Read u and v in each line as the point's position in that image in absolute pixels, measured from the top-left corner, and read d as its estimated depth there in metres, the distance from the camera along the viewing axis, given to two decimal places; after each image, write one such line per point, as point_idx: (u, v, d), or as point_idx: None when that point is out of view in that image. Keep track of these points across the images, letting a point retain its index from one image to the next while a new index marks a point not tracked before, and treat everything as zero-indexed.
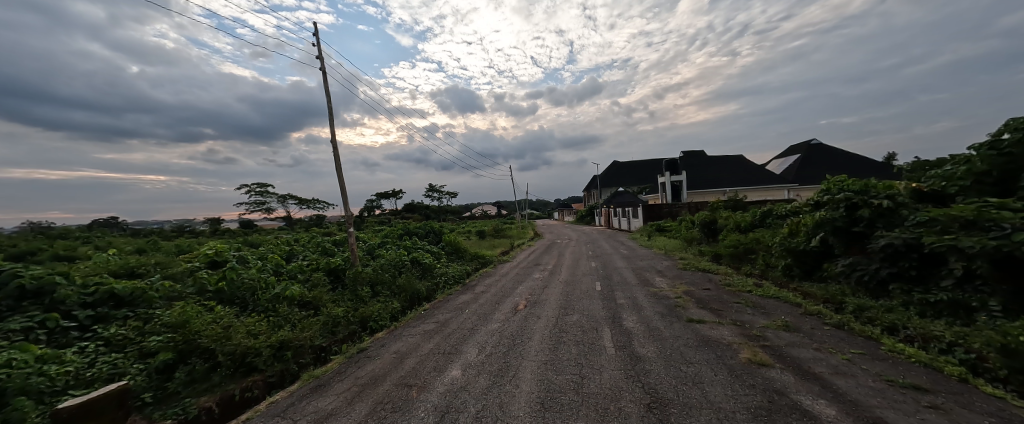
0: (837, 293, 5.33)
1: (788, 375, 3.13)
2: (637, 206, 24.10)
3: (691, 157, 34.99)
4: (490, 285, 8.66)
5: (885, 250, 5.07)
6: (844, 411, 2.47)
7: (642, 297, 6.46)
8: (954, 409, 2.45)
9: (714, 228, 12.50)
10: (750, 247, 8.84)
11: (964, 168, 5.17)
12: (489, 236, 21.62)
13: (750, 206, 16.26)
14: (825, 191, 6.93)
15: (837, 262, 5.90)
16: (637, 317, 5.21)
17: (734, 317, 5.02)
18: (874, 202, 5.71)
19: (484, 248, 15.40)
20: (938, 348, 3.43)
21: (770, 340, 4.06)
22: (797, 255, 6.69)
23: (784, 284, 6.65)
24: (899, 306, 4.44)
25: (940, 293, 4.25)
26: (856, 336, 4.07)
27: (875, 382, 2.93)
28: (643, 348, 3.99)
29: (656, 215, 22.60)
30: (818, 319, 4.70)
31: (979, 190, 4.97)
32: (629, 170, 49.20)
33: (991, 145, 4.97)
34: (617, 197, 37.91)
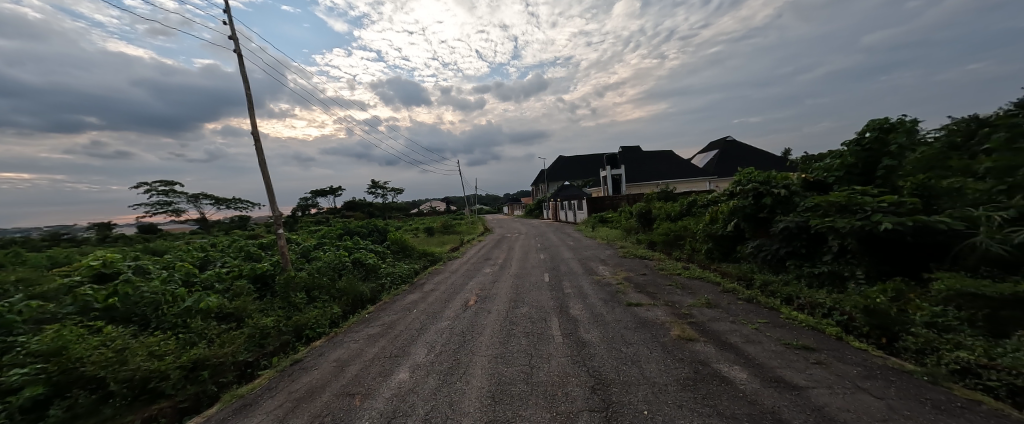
0: (748, 271, 6.11)
1: (710, 347, 3.52)
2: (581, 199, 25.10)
3: (628, 152, 37.29)
4: (439, 282, 8.49)
5: (783, 232, 5.88)
6: (753, 374, 2.84)
7: (587, 286, 6.78)
8: (833, 363, 2.95)
9: (649, 217, 13.53)
10: (679, 234, 9.71)
11: (839, 161, 6.16)
12: (437, 232, 21.14)
13: (680, 197, 17.77)
14: (737, 182, 7.84)
15: (748, 244, 6.73)
16: (582, 304, 5.48)
17: (666, 298, 5.50)
18: (775, 191, 6.58)
19: (432, 245, 15.09)
20: (821, 313, 4.09)
21: (696, 317, 4.51)
22: (717, 239, 7.53)
23: (706, 266, 7.44)
24: (793, 280, 5.21)
25: (823, 266, 5.06)
26: (762, 307, 4.70)
27: (776, 346, 3.42)
28: (588, 334, 4.19)
29: (598, 206, 23.84)
30: (733, 295, 5.34)
31: (850, 179, 5.96)
32: (572, 164, 51.08)
33: (857, 142, 6.00)
34: (563, 191, 39.20)
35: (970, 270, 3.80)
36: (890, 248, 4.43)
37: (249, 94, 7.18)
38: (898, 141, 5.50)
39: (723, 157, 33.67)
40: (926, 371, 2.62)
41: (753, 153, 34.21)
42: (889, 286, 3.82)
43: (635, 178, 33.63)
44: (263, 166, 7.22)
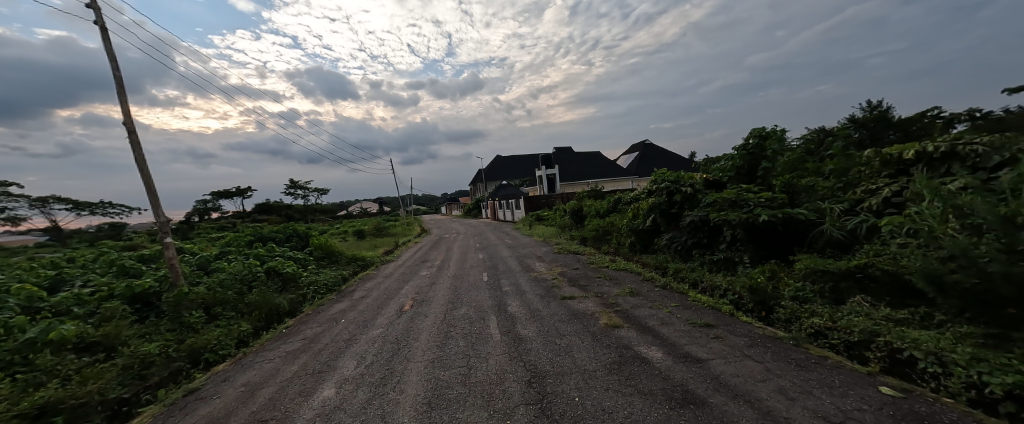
0: (664, 260, 6.81)
1: (633, 331, 3.85)
2: (517, 198, 25.58)
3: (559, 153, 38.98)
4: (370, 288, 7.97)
5: (689, 225, 6.67)
6: (668, 352, 3.18)
7: (523, 283, 6.94)
8: (729, 336, 3.43)
9: (581, 215, 14.31)
10: (607, 229, 10.43)
11: (731, 163, 7.19)
12: (368, 234, 19.85)
13: (608, 194, 19.07)
14: (653, 181, 8.68)
15: (663, 237, 7.50)
16: (519, 301, 5.59)
17: (595, 290, 5.87)
18: (683, 189, 7.42)
19: (362, 249, 14.15)
20: (719, 293, 4.73)
21: (621, 305, 4.89)
22: (638, 233, 8.26)
23: (629, 257, 8.11)
24: (698, 266, 5.94)
25: (719, 253, 5.86)
26: (674, 292, 5.28)
27: (685, 325, 3.86)
28: (525, 329, 4.29)
29: (534, 205, 24.51)
30: (651, 283, 5.91)
31: (738, 178, 7.02)
32: (506, 163, 51.79)
33: (743, 147, 7.06)
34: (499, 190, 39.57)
35: (820, 252, 4.73)
36: (767, 236, 5.29)
37: (118, 76, 5.93)
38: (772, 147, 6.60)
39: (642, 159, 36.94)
40: (792, 336, 3.19)
41: (667, 155, 38.11)
42: (767, 268, 4.56)
43: (567, 177, 35.22)
44: (142, 163, 6.05)
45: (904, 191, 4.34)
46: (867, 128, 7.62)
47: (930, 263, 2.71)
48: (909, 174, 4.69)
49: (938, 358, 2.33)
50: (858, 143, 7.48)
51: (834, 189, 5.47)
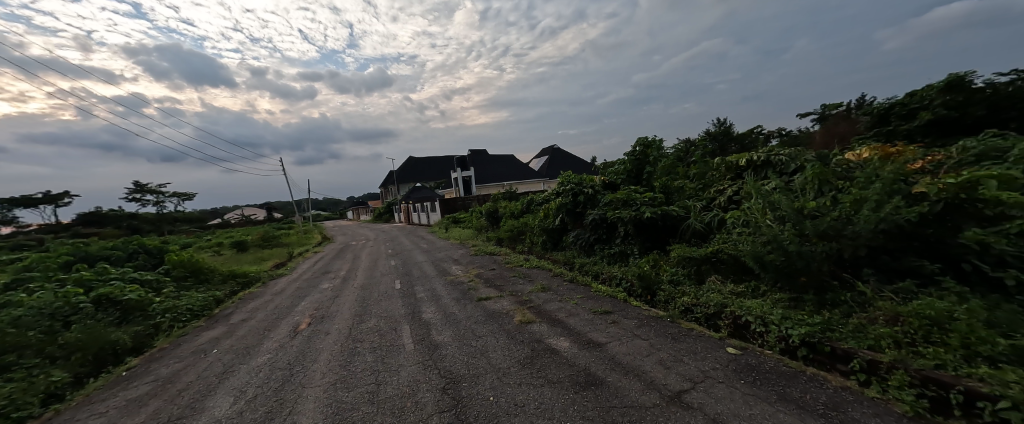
0: (571, 255, 7.33)
1: (545, 325, 4.05)
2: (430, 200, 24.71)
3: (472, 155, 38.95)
4: (254, 308, 6.81)
5: (591, 223, 7.30)
6: (575, 341, 3.43)
7: (437, 287, 6.73)
8: (625, 320, 3.85)
9: (496, 216, 14.50)
10: (520, 229, 10.77)
11: (622, 167, 8.13)
12: (254, 245, 17.03)
13: (521, 196, 19.71)
14: (560, 183, 9.28)
15: (570, 234, 8.07)
16: (433, 307, 5.41)
17: (510, 288, 6.01)
18: (585, 190, 8.11)
19: (245, 263, 12.04)
20: (615, 282, 5.28)
21: (533, 301, 5.11)
22: (548, 232, 8.75)
23: (542, 255, 8.50)
24: (599, 259, 6.56)
25: (615, 246, 6.56)
26: (581, 284, 5.72)
27: (589, 314, 4.22)
28: (440, 335, 4.17)
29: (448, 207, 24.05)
30: (561, 278, 6.31)
31: (627, 180, 8.01)
32: (416, 165, 49.72)
33: (632, 154, 8.06)
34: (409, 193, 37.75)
35: (688, 241, 5.69)
36: (650, 230, 6.12)
37: None
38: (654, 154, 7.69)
39: (550, 162, 39.15)
40: (669, 314, 3.73)
41: (571, 159, 41.11)
42: (651, 258, 5.29)
43: (480, 179, 35.46)
44: None
45: (741, 190, 5.50)
46: (717, 140, 9.46)
47: (757, 247, 3.44)
48: (743, 176, 5.96)
49: (761, 320, 2.97)
50: (713, 152, 9.21)
51: (697, 189, 6.62)
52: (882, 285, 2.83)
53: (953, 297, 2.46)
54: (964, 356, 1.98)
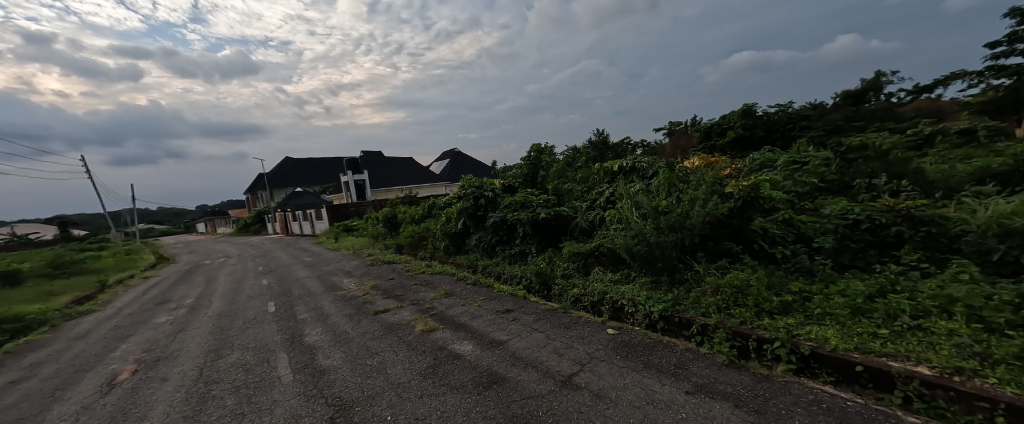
0: (474, 258, 7.34)
1: (447, 331, 3.99)
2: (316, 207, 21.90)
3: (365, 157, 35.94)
4: (46, 361, 5.00)
5: (492, 225, 7.45)
6: (478, 343, 3.46)
7: (325, 305, 6.00)
8: (524, 316, 4.06)
9: (395, 222, 13.65)
10: (422, 235, 10.34)
11: (519, 172, 8.56)
12: (47, 275, 12.51)
13: (422, 200, 18.98)
14: (461, 187, 9.23)
15: (472, 237, 8.08)
16: (319, 328, 4.80)
17: (410, 298, 5.73)
18: (485, 193, 8.24)
19: (30, 302, 8.74)
20: (516, 281, 5.50)
21: (436, 308, 4.98)
22: (450, 236, 8.60)
23: (444, 260, 8.29)
24: (501, 260, 6.74)
25: (515, 246, 6.83)
26: (484, 286, 5.79)
27: (491, 315, 4.32)
28: (327, 359, 3.72)
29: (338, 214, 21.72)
30: (463, 281, 6.28)
31: (523, 184, 8.45)
32: (296, 167, 43.56)
33: (528, 159, 8.57)
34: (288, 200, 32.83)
35: (577, 238, 6.29)
36: (544, 229, 6.56)
37: None
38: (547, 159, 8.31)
39: (452, 166, 38.68)
40: (562, 306, 4.07)
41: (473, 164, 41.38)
42: (546, 255, 5.67)
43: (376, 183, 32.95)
44: None
45: (615, 192, 6.37)
46: (597, 148, 10.75)
47: (627, 240, 3.98)
48: (617, 180, 6.87)
49: (631, 302, 3.45)
50: (595, 158, 10.46)
51: (582, 191, 7.38)
52: (710, 265, 3.61)
53: (750, 269, 3.33)
54: (755, 313, 2.68)
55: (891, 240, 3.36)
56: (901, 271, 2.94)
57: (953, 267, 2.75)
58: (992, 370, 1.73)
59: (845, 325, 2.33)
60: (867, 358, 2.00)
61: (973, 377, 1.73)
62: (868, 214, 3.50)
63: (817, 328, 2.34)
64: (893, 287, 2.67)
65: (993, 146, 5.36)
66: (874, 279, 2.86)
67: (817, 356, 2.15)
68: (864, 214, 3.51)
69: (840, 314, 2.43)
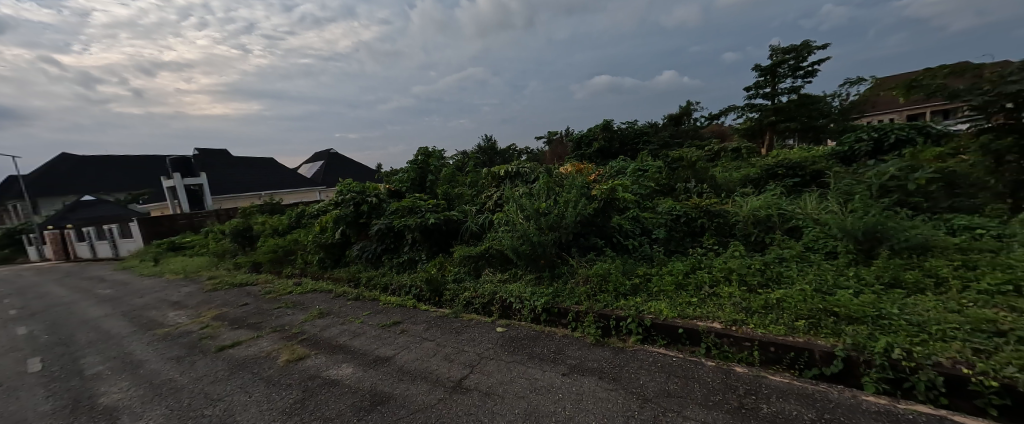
0: (356, 270, 6.63)
1: (321, 357, 3.53)
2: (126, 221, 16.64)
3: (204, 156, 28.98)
4: None
5: (376, 233, 6.85)
6: (358, 364, 3.18)
7: (142, 348, 4.60)
8: (412, 327, 3.91)
9: (250, 235, 11.28)
10: (289, 248, 8.85)
11: (406, 176, 8.20)
12: None
13: (288, 208, 16.26)
14: (338, 193, 8.15)
15: (353, 247, 7.27)
16: (131, 380, 3.65)
17: (272, 324, 4.88)
18: (368, 199, 7.49)
19: None
20: (404, 291, 5.21)
21: (307, 332, 4.37)
22: (326, 248, 7.51)
23: (319, 276, 7.20)
24: (387, 270, 6.29)
25: (404, 254, 6.46)
26: (368, 300, 5.33)
27: (375, 331, 4.02)
28: (144, 419, 2.87)
29: (159, 225, 16.58)
30: (343, 298, 5.64)
31: (411, 188, 8.14)
32: (90, 168, 32.32)
33: (415, 163, 8.28)
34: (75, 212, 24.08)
35: (467, 241, 6.35)
36: (435, 235, 6.43)
37: None
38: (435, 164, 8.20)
39: (326, 169, 34.44)
40: (451, 310, 4.04)
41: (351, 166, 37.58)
42: (438, 261, 5.56)
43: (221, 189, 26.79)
44: None
45: (503, 195, 6.67)
46: (485, 154, 11.09)
47: (513, 241, 4.18)
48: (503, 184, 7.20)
49: (518, 299, 3.67)
50: (483, 163, 10.80)
51: (472, 194, 7.52)
52: (581, 258, 4.12)
53: (610, 259, 3.95)
54: (614, 296, 3.19)
55: (698, 230, 4.40)
56: (705, 252, 3.92)
57: (732, 247, 3.80)
58: (752, 319, 2.44)
59: (672, 298, 2.97)
60: (686, 321, 2.59)
61: (743, 326, 2.40)
62: (682, 210, 4.54)
63: (655, 303, 2.89)
64: (700, 264, 3.53)
65: (754, 159, 7.61)
66: (687, 260, 3.72)
67: (655, 326, 2.67)
68: (682, 210, 4.53)
69: (669, 289, 3.09)
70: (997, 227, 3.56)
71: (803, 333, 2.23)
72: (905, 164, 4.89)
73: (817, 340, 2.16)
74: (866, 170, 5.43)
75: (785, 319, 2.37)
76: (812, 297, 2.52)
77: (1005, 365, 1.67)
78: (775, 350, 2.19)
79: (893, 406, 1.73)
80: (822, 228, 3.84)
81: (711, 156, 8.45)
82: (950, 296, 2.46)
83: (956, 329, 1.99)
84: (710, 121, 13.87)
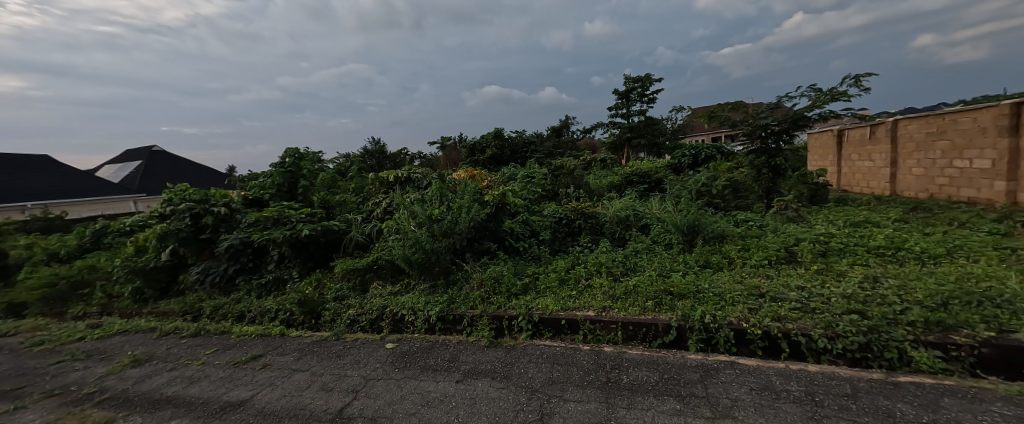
0: (195, 300, 5.01)
1: (133, 416, 2.58)
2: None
3: None
4: None
5: (228, 251, 5.45)
6: (198, 417, 2.50)
7: None
8: (277, 360, 3.29)
9: None
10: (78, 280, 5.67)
11: (269, 181, 6.61)
12: None
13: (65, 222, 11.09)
14: (167, 201, 5.73)
15: (191, 271, 5.53)
16: None
17: (39, 386, 3.13)
18: (215, 209, 5.68)
19: None
20: (269, 317, 4.34)
21: (110, 389, 3.01)
22: (144, 275, 5.37)
23: (133, 313, 5.09)
24: (244, 295, 5.10)
25: (268, 274, 5.38)
26: (212, 335, 4.12)
27: (224, 371, 3.19)
28: None
29: None
30: (175, 336, 4.13)
31: (280, 196, 6.59)
32: None
33: (281, 166, 6.82)
34: None
35: (351, 254, 5.80)
36: (310, 249, 5.64)
37: None
38: (308, 167, 6.94)
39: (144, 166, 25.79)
40: (332, 332, 3.61)
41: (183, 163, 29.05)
42: (313, 278, 4.91)
43: None
44: None
45: (393, 202, 6.30)
46: (373, 157, 10.34)
47: (405, 249, 3.96)
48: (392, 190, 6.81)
49: (411, 310, 3.52)
50: (371, 167, 10.07)
51: (357, 203, 6.97)
52: (475, 262, 4.20)
53: (502, 261, 4.13)
54: (506, 296, 3.35)
55: (575, 230, 4.97)
56: (580, 249, 4.43)
57: (600, 244, 4.39)
58: (616, 304, 2.87)
59: (554, 293, 3.27)
60: (567, 313, 2.88)
61: (610, 311, 2.80)
62: (562, 213, 5.09)
63: (542, 300, 3.13)
64: (576, 261, 3.98)
65: (617, 168, 9.02)
66: (565, 258, 4.15)
67: (542, 321, 2.90)
68: (562, 214, 5.06)
69: (554, 285, 3.40)
70: (759, 220, 5.01)
71: (651, 311, 2.72)
72: (710, 175, 6.51)
73: (659, 315, 2.66)
74: (687, 179, 7.01)
75: (639, 302, 2.84)
76: (656, 282, 3.10)
77: (766, 319, 2.35)
78: (633, 328, 2.62)
79: (706, 360, 2.24)
80: (662, 224, 4.75)
81: (585, 164, 9.62)
82: (739, 271, 3.34)
83: (741, 295, 2.71)
84: (583, 134, 15.79)
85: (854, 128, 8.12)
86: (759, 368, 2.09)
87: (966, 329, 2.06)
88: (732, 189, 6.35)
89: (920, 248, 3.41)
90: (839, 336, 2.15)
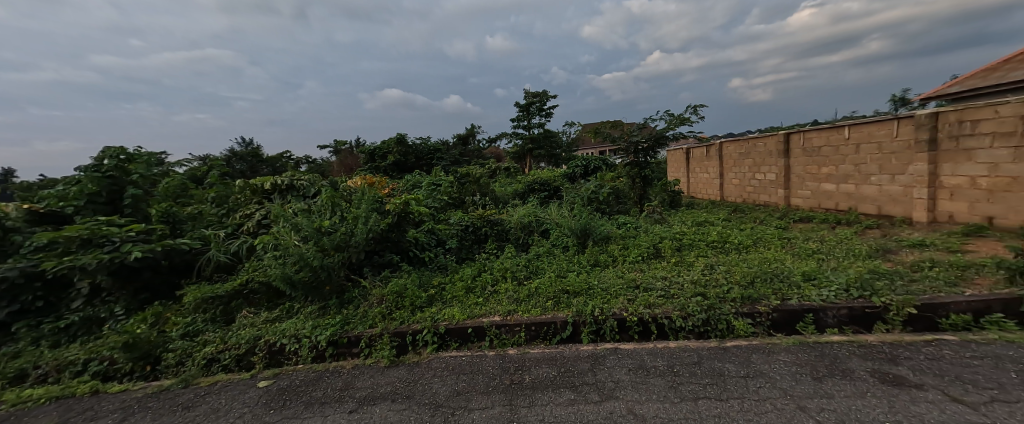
0: None
1: None
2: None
3: None
4: None
5: None
6: None
7: None
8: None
9: None
10: None
11: (75, 187, 4.24)
12: None
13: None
14: None
15: None
16: None
17: None
18: None
19: None
20: (73, 371, 2.90)
21: None
22: None
23: None
24: (22, 350, 3.16)
25: (70, 316, 3.50)
26: None
27: None
28: None
29: None
30: None
31: (94, 210, 4.32)
32: None
33: (95, 168, 4.47)
34: None
35: (209, 279, 4.26)
36: (144, 275, 3.88)
37: None
38: (139, 171, 4.67)
39: None
40: (174, 380, 2.74)
41: None
42: (147, 313, 3.47)
43: None
44: None
45: (270, 213, 5.02)
46: (244, 161, 8.70)
47: (285, 269, 3.46)
48: (270, 200, 5.58)
49: (293, 337, 3.00)
50: (242, 173, 8.51)
51: (220, 216, 5.27)
52: (376, 277, 3.91)
53: (406, 273, 3.93)
54: (411, 310, 3.20)
55: (482, 236, 5.06)
56: (485, 256, 4.49)
57: (505, 250, 4.53)
58: (520, 307, 3.00)
59: (460, 302, 3.25)
60: (473, 321, 2.90)
61: (515, 315, 2.91)
62: (468, 221, 5.10)
63: (449, 310, 3.07)
64: (483, 268, 4.04)
65: (519, 177, 9.46)
66: (472, 265, 4.18)
67: (448, 331, 2.85)
68: (469, 221, 5.08)
69: (460, 294, 3.37)
70: (635, 222, 5.82)
71: (550, 310, 2.91)
72: (597, 184, 7.31)
73: (556, 314, 2.87)
74: (580, 186, 7.71)
75: (540, 303, 3.03)
76: (554, 282, 3.34)
77: (640, 307, 2.74)
78: (535, 328, 2.77)
79: (595, 349, 2.50)
80: (559, 229, 5.14)
81: (491, 172, 9.82)
82: (621, 268, 3.82)
83: (622, 290, 3.10)
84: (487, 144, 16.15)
85: (696, 147, 10.13)
86: (636, 351, 2.42)
87: (764, 301, 2.70)
88: (615, 196, 7.18)
89: (738, 240, 4.38)
90: (690, 315, 2.62)
